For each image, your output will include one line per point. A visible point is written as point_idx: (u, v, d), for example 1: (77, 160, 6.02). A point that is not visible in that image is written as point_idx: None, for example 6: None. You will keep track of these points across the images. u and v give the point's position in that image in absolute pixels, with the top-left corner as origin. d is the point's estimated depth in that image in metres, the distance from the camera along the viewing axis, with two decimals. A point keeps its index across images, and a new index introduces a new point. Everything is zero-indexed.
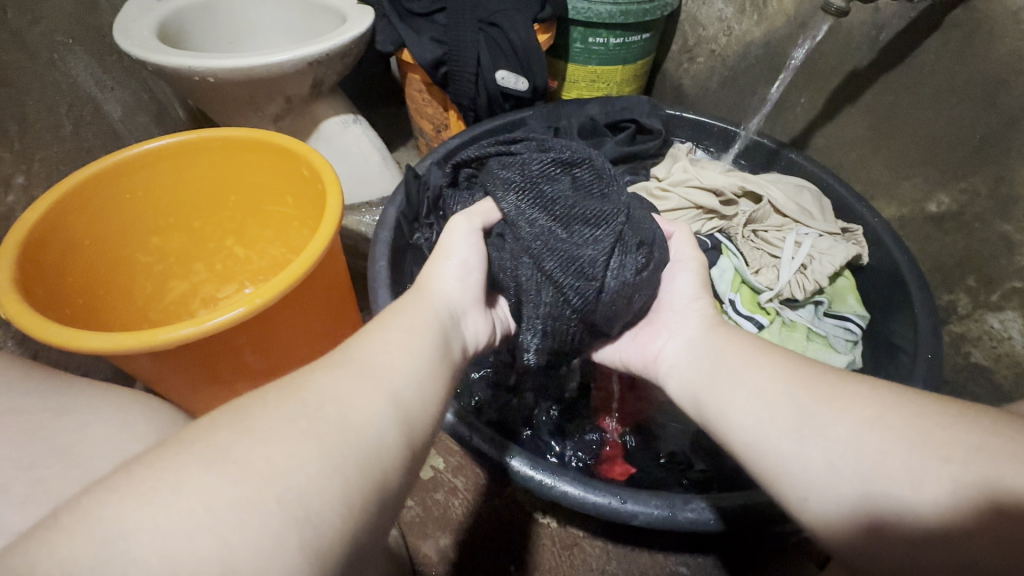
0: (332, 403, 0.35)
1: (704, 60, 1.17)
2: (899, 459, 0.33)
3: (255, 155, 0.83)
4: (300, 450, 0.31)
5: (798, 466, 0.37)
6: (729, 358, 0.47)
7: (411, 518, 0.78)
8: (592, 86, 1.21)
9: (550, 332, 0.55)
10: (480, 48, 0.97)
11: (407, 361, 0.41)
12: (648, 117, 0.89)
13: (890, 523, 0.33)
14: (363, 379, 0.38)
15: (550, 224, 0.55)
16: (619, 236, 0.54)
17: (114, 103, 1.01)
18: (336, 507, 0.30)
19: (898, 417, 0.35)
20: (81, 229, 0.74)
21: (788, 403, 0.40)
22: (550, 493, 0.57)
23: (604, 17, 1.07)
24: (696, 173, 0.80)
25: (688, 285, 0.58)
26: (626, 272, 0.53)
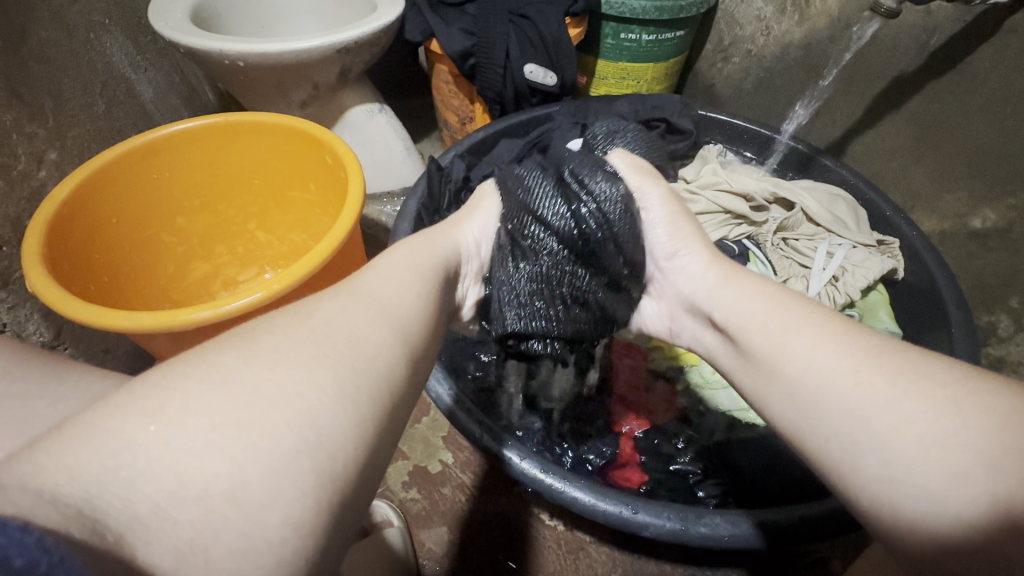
0: (337, 330, 0.36)
1: (739, 61, 1.14)
2: (968, 454, 0.32)
3: (282, 141, 0.83)
4: (313, 374, 0.32)
5: (851, 469, 0.36)
6: (749, 331, 0.46)
7: (416, 511, 0.78)
8: (621, 84, 1.19)
9: (544, 297, 0.59)
10: (509, 41, 0.95)
11: (407, 296, 0.43)
12: (679, 116, 0.84)
13: (955, 544, 0.31)
14: (367, 309, 0.39)
15: (508, 198, 0.61)
16: (565, 178, 0.59)
17: (146, 84, 1.02)
18: (348, 435, 0.31)
19: (977, 432, 0.33)
20: (109, 206, 0.75)
21: (829, 394, 0.38)
22: (559, 498, 0.55)
23: (637, 13, 1.05)
24: (727, 176, 0.76)
25: (665, 240, 0.56)
26: (594, 215, 0.57)
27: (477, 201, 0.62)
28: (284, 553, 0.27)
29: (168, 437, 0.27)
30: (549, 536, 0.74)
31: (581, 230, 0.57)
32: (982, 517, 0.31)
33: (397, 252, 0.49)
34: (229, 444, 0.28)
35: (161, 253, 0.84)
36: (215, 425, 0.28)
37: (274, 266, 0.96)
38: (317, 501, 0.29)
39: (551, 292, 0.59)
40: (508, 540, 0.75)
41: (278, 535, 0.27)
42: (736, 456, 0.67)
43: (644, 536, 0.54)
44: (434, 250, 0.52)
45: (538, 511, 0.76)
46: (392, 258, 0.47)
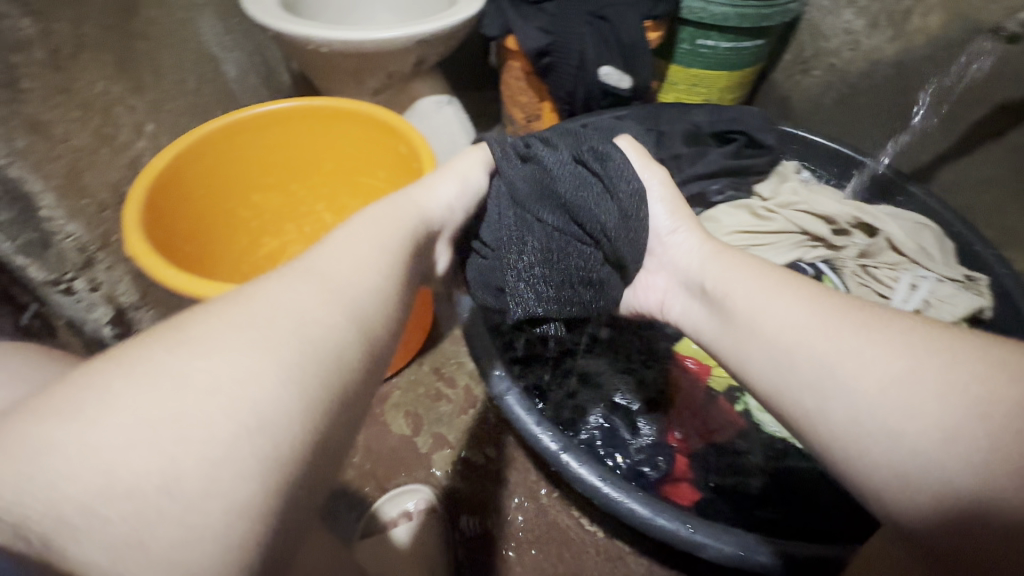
0: (284, 314, 0.35)
1: (821, 75, 1.10)
2: (925, 398, 0.35)
3: (355, 126, 0.85)
4: (251, 359, 0.32)
5: (819, 417, 0.39)
6: (733, 300, 0.49)
7: (459, 502, 0.80)
8: (692, 91, 1.16)
9: (556, 282, 0.59)
10: (585, 42, 0.94)
11: (362, 269, 0.42)
12: (761, 130, 0.80)
13: (915, 476, 0.34)
14: (316, 286, 0.39)
15: (523, 176, 0.58)
16: (581, 162, 0.58)
17: (231, 63, 1.06)
18: (289, 409, 0.31)
19: (932, 371, 0.36)
20: (193, 181, 0.79)
21: (802, 352, 0.41)
22: (615, 508, 0.56)
23: (718, 19, 1.02)
24: (807, 197, 0.73)
25: (665, 215, 0.59)
26: (608, 202, 0.56)
27: (457, 174, 0.60)
28: (228, 539, 0.27)
29: (100, 436, 0.27)
30: (589, 542, 0.76)
31: (596, 208, 0.56)
32: (949, 446, 0.33)
33: (366, 223, 0.47)
34: (156, 437, 0.28)
35: (234, 228, 0.88)
36: (156, 419, 0.28)
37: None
38: (263, 485, 0.29)
39: (559, 276, 0.59)
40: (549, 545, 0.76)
41: (219, 522, 0.28)
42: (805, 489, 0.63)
43: (700, 556, 0.54)
44: (399, 215, 0.50)
45: (579, 515, 0.78)
46: (352, 229, 0.46)
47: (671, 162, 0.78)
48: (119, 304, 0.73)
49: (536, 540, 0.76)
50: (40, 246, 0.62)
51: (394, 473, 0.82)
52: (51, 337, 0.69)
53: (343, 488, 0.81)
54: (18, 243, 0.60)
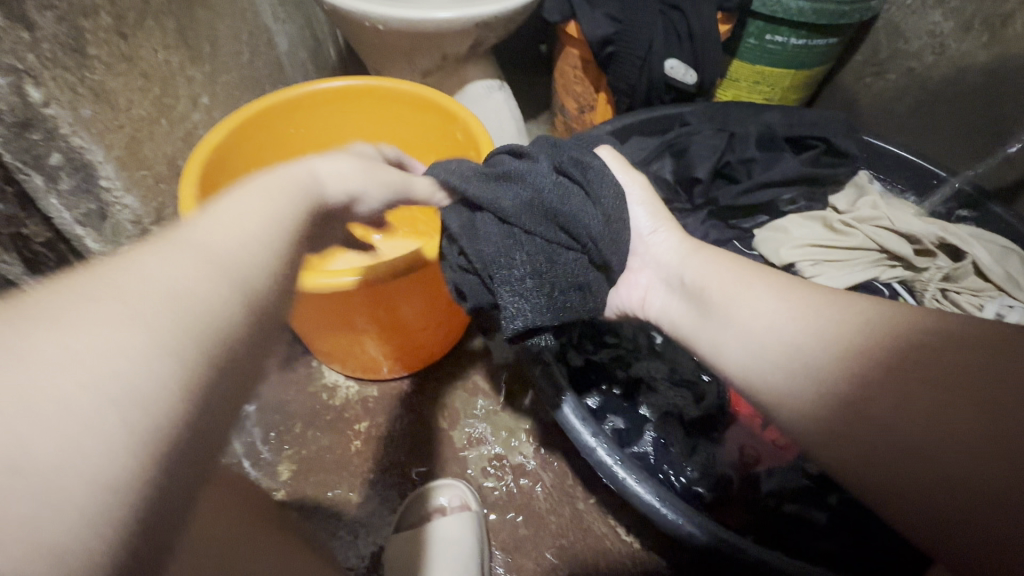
0: (146, 281, 0.26)
1: (895, 79, 1.04)
2: (916, 400, 0.34)
3: (412, 111, 0.83)
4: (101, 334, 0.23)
5: (792, 400, 0.39)
6: (710, 292, 0.49)
7: (494, 500, 0.79)
8: (754, 89, 1.10)
9: (544, 290, 0.50)
10: (654, 32, 0.89)
11: (253, 239, 0.31)
12: (843, 138, 0.77)
13: (884, 446, 0.34)
14: (190, 251, 0.28)
15: (502, 189, 0.50)
16: (562, 169, 0.51)
17: (283, 36, 1.04)
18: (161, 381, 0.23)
19: (889, 349, 0.36)
20: (243, 158, 0.77)
21: (775, 337, 0.41)
22: (672, 527, 0.54)
23: (792, 14, 0.96)
24: (889, 212, 0.69)
25: (644, 217, 0.56)
26: (592, 207, 0.50)
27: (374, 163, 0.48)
28: (94, 517, 0.20)
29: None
30: (625, 552, 0.75)
31: (579, 214, 0.49)
32: (906, 415, 0.34)
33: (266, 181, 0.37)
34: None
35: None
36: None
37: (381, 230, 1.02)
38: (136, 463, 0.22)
39: (550, 284, 0.50)
40: (583, 551, 0.75)
41: (58, 527, 0.20)
42: (872, 524, 0.59)
43: None
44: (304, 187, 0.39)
45: (615, 524, 0.77)
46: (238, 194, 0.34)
47: (742, 165, 0.76)
48: None
49: (570, 544, 0.75)
50: (97, 217, 0.62)
51: (429, 465, 0.81)
52: None
53: (377, 477, 0.80)
54: (77, 214, 0.60)
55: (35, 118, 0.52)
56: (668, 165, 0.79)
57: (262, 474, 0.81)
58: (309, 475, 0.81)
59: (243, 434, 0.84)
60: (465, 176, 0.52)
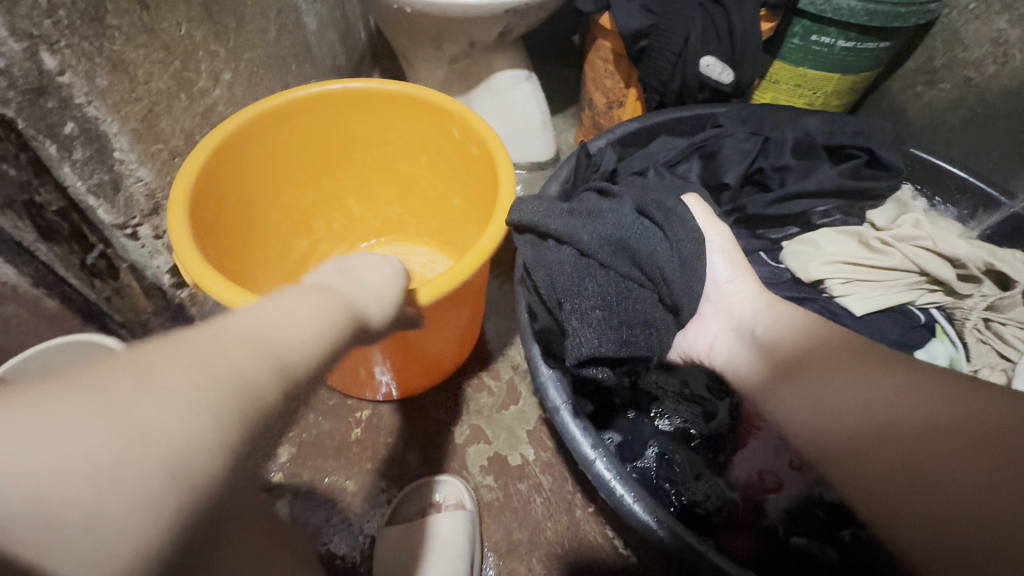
0: (219, 366, 0.27)
1: (950, 89, 0.98)
2: (972, 477, 0.36)
3: (425, 120, 0.74)
4: (184, 411, 0.25)
5: (857, 467, 0.41)
6: (779, 348, 0.51)
7: (491, 500, 0.77)
8: (794, 92, 1.04)
9: (613, 323, 0.55)
10: (692, 28, 0.85)
11: (310, 325, 0.33)
12: (889, 150, 0.71)
13: (931, 517, 0.36)
14: (260, 339, 0.30)
15: (585, 225, 0.56)
16: (642, 214, 0.58)
17: (312, 16, 1.03)
18: (218, 468, 0.25)
19: (963, 426, 0.38)
20: (230, 173, 0.67)
21: (855, 403, 0.43)
22: (666, 548, 0.52)
23: (841, 14, 0.90)
24: (933, 232, 0.64)
25: (723, 266, 0.59)
26: (669, 249, 0.56)
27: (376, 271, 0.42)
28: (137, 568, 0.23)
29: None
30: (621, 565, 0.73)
31: (658, 256, 0.55)
32: (965, 492, 0.36)
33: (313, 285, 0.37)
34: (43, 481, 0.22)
35: (266, 227, 0.77)
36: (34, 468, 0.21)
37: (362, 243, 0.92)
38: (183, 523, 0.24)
39: (620, 320, 0.54)
40: (577, 560, 0.73)
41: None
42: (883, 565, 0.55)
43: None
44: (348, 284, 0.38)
45: (613, 536, 0.74)
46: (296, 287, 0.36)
47: (774, 173, 0.72)
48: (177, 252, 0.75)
49: (565, 551, 0.73)
50: (110, 188, 0.62)
51: (427, 459, 0.80)
52: (112, 278, 0.70)
53: (374, 467, 0.79)
54: (90, 183, 0.59)
55: (48, 85, 0.51)
56: (695, 167, 0.74)
57: None
58: (307, 459, 0.80)
59: None
60: (556, 211, 0.57)
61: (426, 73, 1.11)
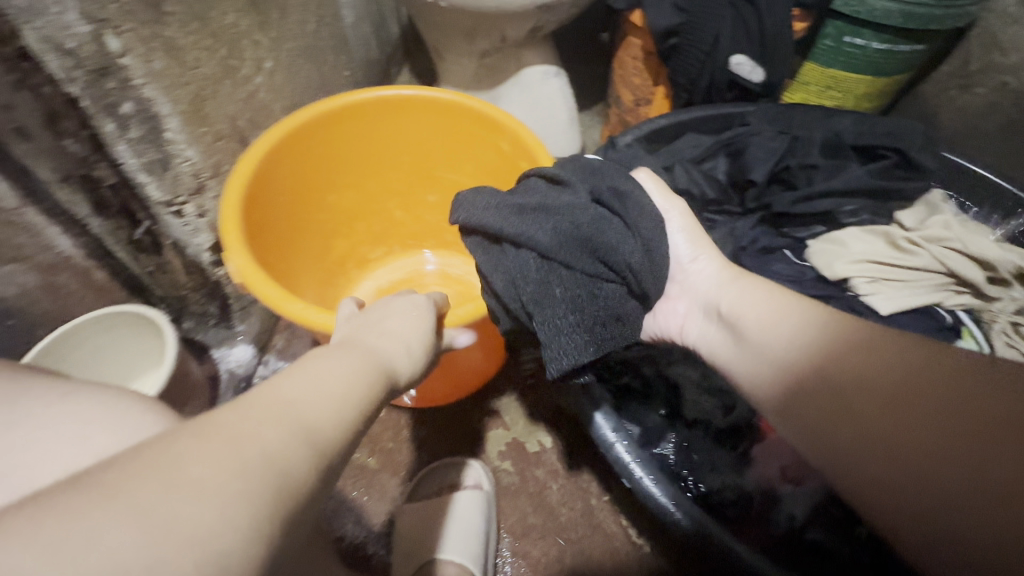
0: (250, 452, 0.28)
1: (986, 94, 0.97)
2: (993, 474, 0.35)
3: (468, 128, 0.75)
4: (219, 505, 0.26)
5: (875, 482, 0.40)
6: (744, 321, 0.52)
7: (507, 484, 0.79)
8: (824, 94, 1.03)
9: (586, 326, 0.52)
10: (723, 26, 0.86)
11: (333, 405, 0.34)
12: (920, 150, 0.72)
13: (963, 522, 0.36)
14: (286, 423, 0.31)
15: (539, 223, 0.52)
16: (599, 200, 0.54)
17: (350, 9, 1.07)
18: (247, 545, 0.26)
19: (967, 411, 0.38)
20: (281, 179, 0.69)
21: (852, 405, 0.42)
22: (682, 531, 0.53)
23: (876, 16, 0.89)
24: (963, 234, 0.63)
25: (684, 244, 0.59)
26: (632, 239, 0.53)
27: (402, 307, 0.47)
28: None
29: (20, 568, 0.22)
30: (634, 553, 0.74)
31: (619, 250, 0.52)
32: (987, 489, 0.35)
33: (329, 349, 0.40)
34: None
35: (311, 229, 0.78)
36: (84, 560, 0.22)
37: (406, 246, 0.92)
38: None
39: (592, 320, 0.52)
40: (591, 545, 0.74)
41: None
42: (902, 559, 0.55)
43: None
44: (370, 352, 0.40)
45: (627, 525, 0.76)
46: (319, 361, 0.37)
47: (803, 171, 0.72)
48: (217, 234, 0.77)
49: (579, 536, 0.75)
50: (159, 167, 0.65)
51: (446, 442, 0.82)
52: (155, 253, 0.73)
53: (394, 446, 0.82)
54: (143, 161, 0.63)
55: (110, 67, 0.54)
56: (721, 165, 0.76)
57: None
58: None
59: None
60: (500, 205, 0.54)
61: (457, 67, 1.14)
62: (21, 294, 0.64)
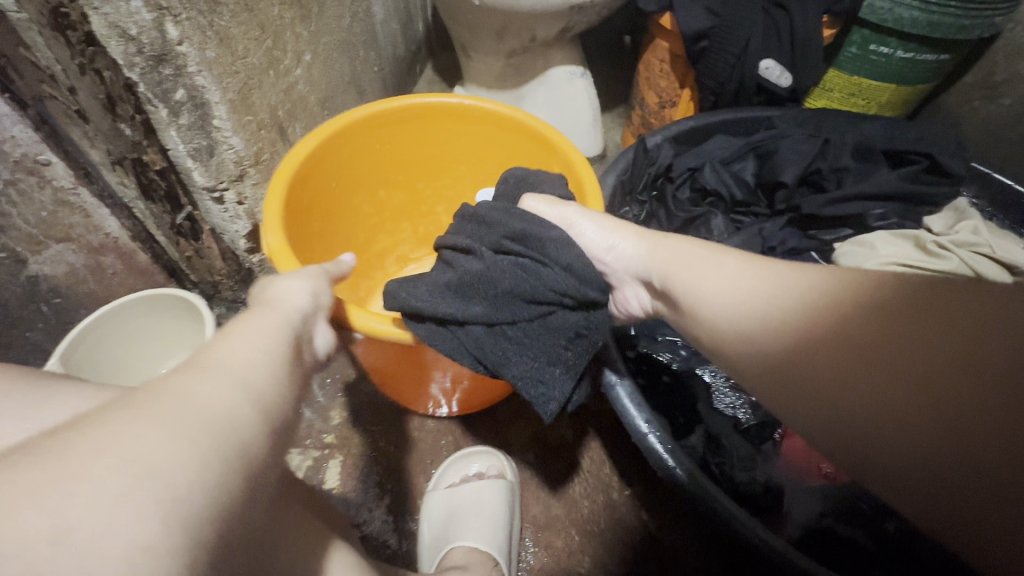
0: (173, 400, 0.26)
1: (1011, 104, 0.99)
2: (935, 397, 0.33)
3: (509, 139, 0.74)
4: (149, 442, 0.23)
5: (821, 425, 0.37)
6: (679, 284, 0.49)
7: (531, 476, 0.80)
8: (848, 101, 1.04)
9: (555, 358, 0.52)
10: (754, 30, 0.87)
11: (261, 351, 0.32)
12: (951, 157, 0.73)
13: (913, 449, 0.33)
14: (208, 371, 0.29)
15: (455, 300, 0.51)
16: (503, 249, 0.52)
17: (380, 7, 1.08)
18: (200, 483, 0.24)
19: (899, 337, 0.36)
20: (330, 173, 0.71)
21: (794, 351, 0.40)
22: (717, 519, 0.55)
23: (904, 24, 0.90)
24: (991, 239, 0.64)
25: (595, 234, 0.55)
26: (552, 270, 0.50)
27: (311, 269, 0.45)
28: None
29: None
30: (656, 547, 0.75)
31: (541, 286, 0.50)
32: (927, 412, 0.33)
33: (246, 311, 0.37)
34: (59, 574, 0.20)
35: (359, 221, 0.81)
36: (63, 532, 0.20)
37: None
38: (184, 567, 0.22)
39: (561, 358, 0.52)
40: (613, 537, 0.75)
41: None
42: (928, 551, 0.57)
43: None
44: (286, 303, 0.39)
45: (647, 519, 0.77)
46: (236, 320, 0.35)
47: (832, 174, 0.74)
48: (255, 220, 0.77)
49: (602, 529, 0.76)
50: (206, 154, 0.65)
51: (469, 433, 0.83)
52: (194, 239, 0.75)
53: (417, 436, 0.82)
54: (190, 146, 0.64)
55: (168, 54, 0.55)
56: (750, 166, 0.77)
57: (315, 416, 0.83)
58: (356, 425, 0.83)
59: None
60: (413, 286, 0.53)
61: (484, 65, 1.15)
62: (70, 272, 0.69)
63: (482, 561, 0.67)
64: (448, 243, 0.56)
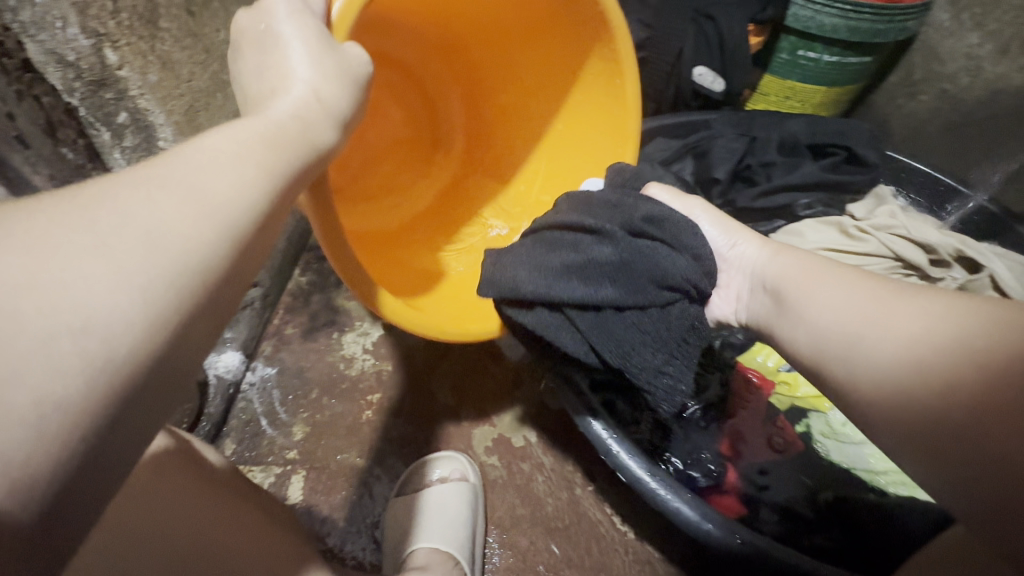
0: (129, 226, 0.29)
1: (929, 100, 1.06)
2: (999, 390, 0.35)
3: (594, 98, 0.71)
4: (90, 270, 0.27)
5: (885, 408, 0.40)
6: (790, 286, 0.52)
7: (495, 478, 0.81)
8: (784, 103, 1.10)
9: (669, 347, 0.55)
10: (686, 40, 0.92)
11: (244, 192, 0.34)
12: (866, 146, 0.78)
13: (968, 440, 0.35)
14: (180, 197, 0.31)
15: (585, 283, 0.54)
16: (639, 230, 0.55)
17: None
18: (131, 314, 0.27)
19: (971, 335, 0.37)
20: None
21: (879, 337, 0.42)
22: (661, 503, 0.58)
23: (826, 30, 0.96)
24: (906, 221, 0.69)
25: (719, 234, 0.60)
26: (680, 255, 0.54)
27: (343, 65, 0.45)
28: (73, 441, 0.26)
29: None
30: (619, 539, 0.77)
31: (670, 267, 0.53)
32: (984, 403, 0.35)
33: (240, 125, 0.38)
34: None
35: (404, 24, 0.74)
36: None
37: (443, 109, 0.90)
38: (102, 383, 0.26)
39: (684, 353, 0.55)
40: (578, 531, 0.77)
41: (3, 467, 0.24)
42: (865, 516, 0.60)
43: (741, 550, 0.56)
44: (291, 134, 0.40)
45: (611, 513, 0.78)
46: (230, 138, 0.37)
47: (761, 169, 0.78)
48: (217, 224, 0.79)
49: (566, 525, 0.77)
50: None
51: (432, 440, 0.83)
52: None
53: (378, 444, 0.82)
54: None
55: (108, 78, 0.57)
56: (689, 166, 0.81)
57: (277, 433, 0.82)
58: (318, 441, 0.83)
59: (263, 396, 0.85)
60: (522, 262, 0.57)
61: None
62: None
63: (443, 561, 0.67)
64: (568, 227, 0.58)
